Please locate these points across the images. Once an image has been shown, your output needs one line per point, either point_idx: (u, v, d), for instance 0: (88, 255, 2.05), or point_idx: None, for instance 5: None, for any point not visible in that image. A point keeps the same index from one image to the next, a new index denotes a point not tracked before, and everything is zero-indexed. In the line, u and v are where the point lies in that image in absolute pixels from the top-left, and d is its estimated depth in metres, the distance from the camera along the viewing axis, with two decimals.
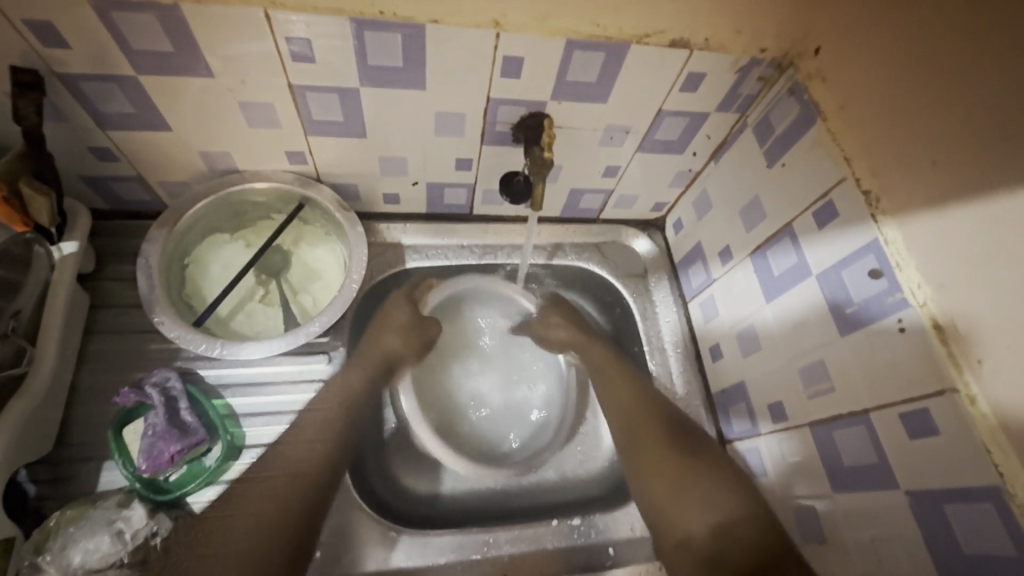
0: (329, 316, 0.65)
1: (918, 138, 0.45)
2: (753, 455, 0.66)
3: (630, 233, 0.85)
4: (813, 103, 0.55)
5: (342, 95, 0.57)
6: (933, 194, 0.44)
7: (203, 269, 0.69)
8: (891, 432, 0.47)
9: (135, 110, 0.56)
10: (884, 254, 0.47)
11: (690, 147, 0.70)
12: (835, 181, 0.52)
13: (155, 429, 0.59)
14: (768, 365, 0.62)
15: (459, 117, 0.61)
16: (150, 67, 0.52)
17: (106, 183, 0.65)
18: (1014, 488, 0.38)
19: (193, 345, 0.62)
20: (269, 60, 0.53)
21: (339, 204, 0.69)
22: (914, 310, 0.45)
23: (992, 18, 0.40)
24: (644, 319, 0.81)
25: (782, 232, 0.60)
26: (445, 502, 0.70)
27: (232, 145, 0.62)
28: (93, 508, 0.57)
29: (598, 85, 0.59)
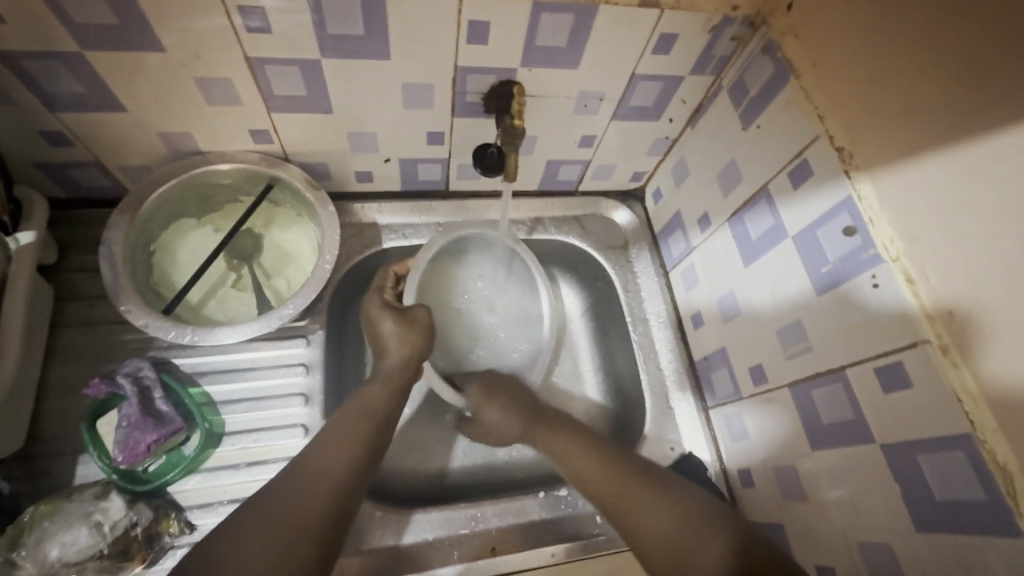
0: (303, 298, 0.64)
1: (887, 90, 0.45)
2: (735, 418, 0.66)
3: (610, 204, 0.84)
4: (786, 61, 0.54)
5: (303, 67, 0.55)
6: (905, 147, 0.43)
7: (171, 256, 0.67)
8: (867, 388, 0.48)
9: (85, 89, 0.53)
10: (857, 211, 0.47)
11: (666, 113, 0.69)
12: (810, 140, 0.52)
13: (130, 420, 0.57)
14: (747, 329, 0.63)
15: (428, 89, 0.60)
16: (95, 43, 0.49)
17: (64, 169, 0.62)
18: (984, 436, 0.39)
19: (163, 333, 0.60)
20: (222, 33, 0.50)
21: (308, 183, 0.67)
22: (887, 266, 0.45)
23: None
24: (626, 290, 0.80)
25: (758, 194, 0.59)
26: (449, 479, 0.73)
27: (192, 125, 0.60)
28: (68, 501, 0.55)
29: (569, 50, 0.57)
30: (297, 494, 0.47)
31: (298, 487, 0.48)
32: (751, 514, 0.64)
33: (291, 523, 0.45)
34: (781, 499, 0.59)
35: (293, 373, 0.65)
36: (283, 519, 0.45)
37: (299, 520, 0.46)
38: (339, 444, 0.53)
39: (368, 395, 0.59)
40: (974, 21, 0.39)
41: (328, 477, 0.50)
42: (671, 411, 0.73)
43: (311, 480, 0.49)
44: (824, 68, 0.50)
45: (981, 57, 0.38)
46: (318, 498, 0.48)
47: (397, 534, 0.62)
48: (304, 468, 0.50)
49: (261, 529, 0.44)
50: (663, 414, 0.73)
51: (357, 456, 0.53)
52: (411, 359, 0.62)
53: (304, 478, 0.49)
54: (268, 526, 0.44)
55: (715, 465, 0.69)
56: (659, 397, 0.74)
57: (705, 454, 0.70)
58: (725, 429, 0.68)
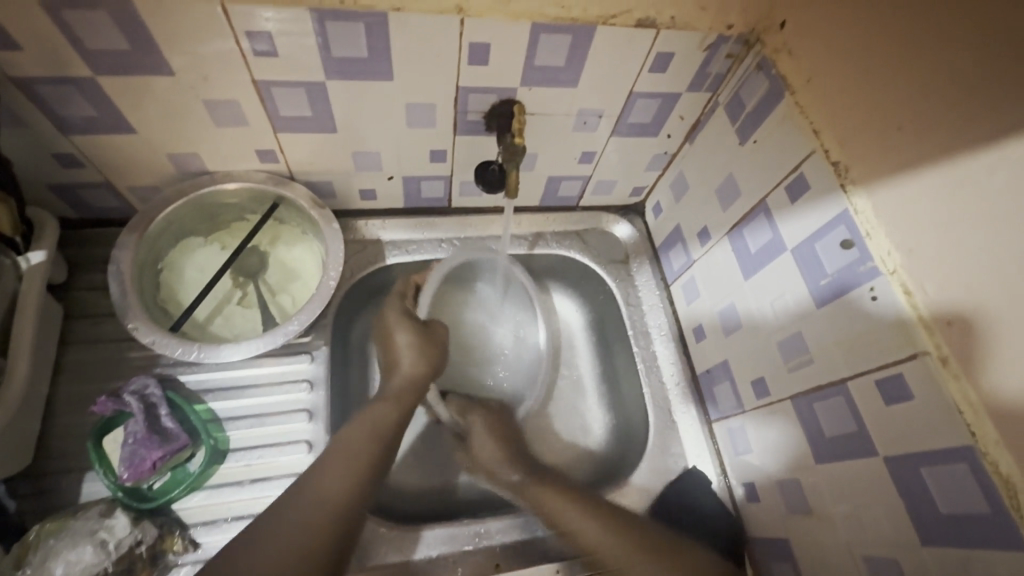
0: (308, 314, 0.64)
1: (880, 106, 0.46)
2: (738, 431, 0.66)
3: (611, 219, 0.85)
4: (780, 77, 0.55)
5: (309, 89, 0.56)
6: (902, 159, 0.44)
7: (178, 274, 0.68)
8: (868, 401, 0.48)
9: (97, 113, 0.55)
10: (854, 224, 0.48)
11: (664, 129, 0.70)
12: (805, 154, 0.53)
13: (135, 437, 0.58)
14: (749, 341, 0.63)
15: (430, 108, 0.61)
16: (108, 69, 0.51)
17: (75, 190, 0.64)
18: (986, 448, 0.39)
19: (169, 349, 0.61)
20: (231, 58, 0.52)
21: (313, 201, 0.69)
22: (885, 278, 0.45)
23: None
24: (627, 304, 0.81)
25: (756, 209, 0.60)
26: (452, 495, 0.73)
27: (200, 145, 0.61)
28: (74, 519, 0.55)
29: (568, 69, 0.58)
30: (297, 526, 0.47)
31: (298, 518, 0.47)
32: (756, 529, 0.64)
33: (292, 557, 0.45)
34: (785, 512, 0.59)
35: (297, 389, 0.66)
36: (281, 553, 0.45)
37: (298, 556, 0.45)
38: (342, 472, 0.52)
39: (381, 418, 0.59)
40: (971, 37, 0.40)
41: (328, 508, 0.49)
42: (674, 424, 0.73)
43: (311, 511, 0.48)
44: (819, 84, 0.51)
45: (977, 72, 0.39)
46: (318, 532, 0.47)
47: (401, 550, 0.62)
48: (304, 496, 0.49)
49: (260, 564, 0.44)
50: (666, 428, 0.73)
51: (360, 486, 0.52)
52: (420, 379, 0.65)
53: (304, 508, 0.48)
54: (266, 561, 0.44)
55: (719, 478, 0.69)
56: (663, 410, 0.74)
57: (710, 468, 0.70)
58: (729, 443, 0.68)
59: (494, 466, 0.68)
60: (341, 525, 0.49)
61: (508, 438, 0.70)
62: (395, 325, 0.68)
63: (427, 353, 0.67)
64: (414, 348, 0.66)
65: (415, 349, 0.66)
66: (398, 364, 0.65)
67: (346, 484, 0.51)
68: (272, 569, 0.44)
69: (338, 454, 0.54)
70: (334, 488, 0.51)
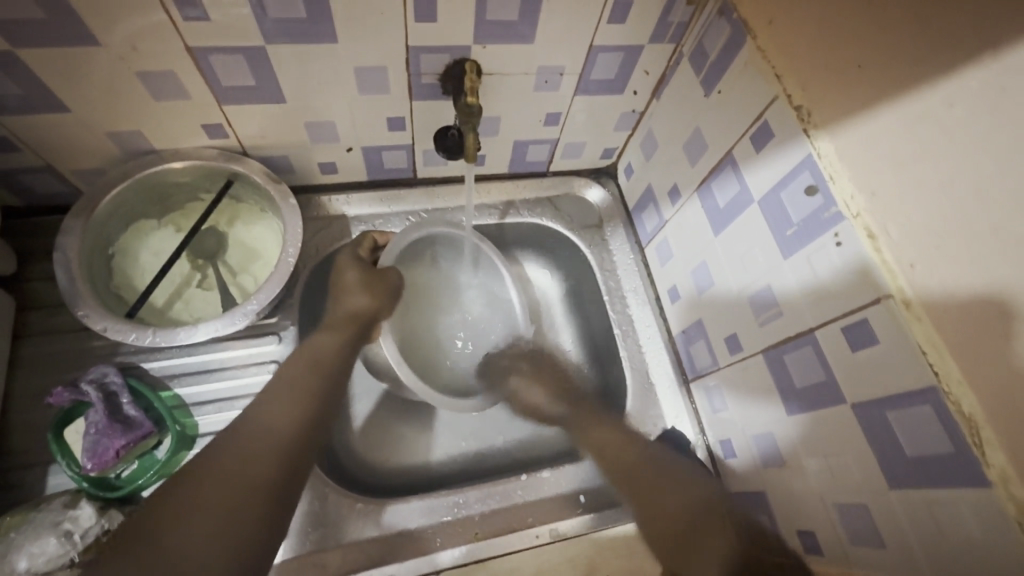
0: (267, 293, 0.62)
1: (841, 44, 0.43)
2: (714, 391, 0.66)
3: (582, 183, 0.83)
4: (741, 21, 0.52)
5: (249, 55, 0.53)
6: (865, 96, 0.42)
7: (131, 259, 0.65)
8: (835, 349, 0.47)
9: (24, 91, 0.52)
10: (818, 169, 0.46)
11: (630, 85, 0.67)
12: (769, 101, 0.51)
13: (97, 426, 0.56)
14: (721, 298, 0.62)
15: (381, 72, 0.58)
16: (27, 40, 0.47)
17: (15, 177, 0.61)
18: (949, 387, 0.38)
19: (122, 336, 0.58)
20: (159, 27, 0.49)
21: (269, 176, 0.66)
22: (849, 223, 0.44)
23: None
24: (602, 268, 0.80)
25: (723, 161, 0.58)
26: (433, 467, 0.73)
27: (142, 122, 0.58)
28: (37, 511, 0.53)
29: (522, 23, 0.56)
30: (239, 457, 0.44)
31: (244, 450, 0.45)
32: (734, 484, 0.64)
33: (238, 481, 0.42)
34: (761, 465, 0.59)
35: (265, 370, 0.65)
36: (225, 480, 0.42)
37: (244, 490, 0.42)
38: (282, 407, 0.50)
39: (320, 346, 0.58)
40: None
41: (276, 436, 0.47)
42: (652, 389, 0.73)
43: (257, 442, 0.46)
44: (782, 25, 0.49)
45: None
46: (266, 458, 0.45)
47: (377, 524, 0.61)
48: (248, 429, 0.47)
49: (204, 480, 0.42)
50: (643, 391, 0.73)
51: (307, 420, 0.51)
52: (361, 312, 0.63)
53: (247, 437, 0.46)
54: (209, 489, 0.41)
55: (697, 437, 0.69)
56: (639, 373, 0.74)
57: (689, 430, 0.69)
58: (706, 402, 0.68)
59: (540, 406, 0.72)
60: (294, 451, 0.47)
61: (548, 380, 0.73)
62: (344, 264, 0.65)
63: (377, 291, 0.65)
64: (361, 285, 0.64)
65: (366, 283, 0.64)
66: (341, 297, 0.64)
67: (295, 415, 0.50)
68: (218, 495, 0.41)
69: (281, 385, 0.52)
70: (280, 420, 0.48)
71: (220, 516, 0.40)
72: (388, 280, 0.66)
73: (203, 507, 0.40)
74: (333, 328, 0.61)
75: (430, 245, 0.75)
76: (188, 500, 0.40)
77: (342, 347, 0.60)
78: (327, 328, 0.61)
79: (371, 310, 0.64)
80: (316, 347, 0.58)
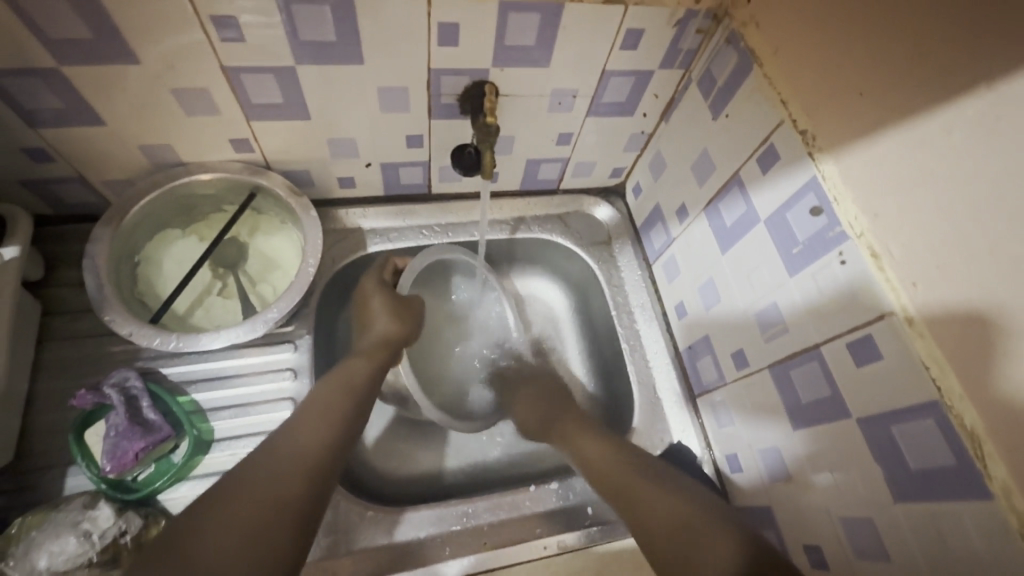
0: (287, 301, 0.64)
1: (844, 73, 0.46)
2: (721, 407, 0.67)
3: (591, 201, 0.85)
4: (748, 50, 0.55)
5: (279, 75, 0.56)
6: (868, 122, 0.44)
7: (155, 267, 0.67)
8: (840, 365, 0.48)
9: (64, 105, 0.54)
10: (822, 191, 0.48)
11: (640, 108, 0.70)
12: (774, 125, 0.53)
13: (117, 429, 0.57)
14: (729, 314, 0.63)
15: (403, 92, 0.61)
16: (71, 57, 0.50)
17: (48, 186, 0.63)
18: (952, 402, 0.39)
19: (147, 340, 0.60)
20: (196, 46, 0.52)
21: (291, 190, 0.68)
22: (852, 242, 0.46)
23: None
24: (611, 284, 0.81)
25: (730, 182, 0.61)
26: (443, 478, 0.74)
27: (172, 136, 0.61)
28: (57, 511, 0.55)
29: (539, 48, 0.58)
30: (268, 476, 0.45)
31: (272, 469, 0.46)
32: (740, 498, 0.64)
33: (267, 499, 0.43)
34: (768, 480, 0.60)
35: (281, 378, 0.66)
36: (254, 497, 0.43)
37: (271, 510, 0.43)
38: (312, 427, 0.51)
39: (355, 371, 0.59)
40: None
41: (304, 456, 0.48)
42: (659, 404, 0.74)
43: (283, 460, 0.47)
44: (786, 54, 0.51)
45: (939, 28, 0.38)
46: (292, 475, 0.46)
47: (387, 532, 0.62)
48: (280, 450, 0.48)
49: (233, 496, 0.43)
50: (651, 406, 0.74)
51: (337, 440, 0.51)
52: (392, 338, 0.65)
53: (276, 457, 0.47)
54: (237, 505, 0.42)
55: (703, 453, 0.70)
56: (647, 388, 0.75)
57: (695, 445, 0.70)
58: (713, 418, 0.69)
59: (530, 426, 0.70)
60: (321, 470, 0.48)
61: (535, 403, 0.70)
62: (369, 292, 0.68)
63: (403, 317, 0.67)
64: (388, 311, 0.66)
65: (391, 310, 0.67)
66: (372, 324, 0.66)
67: (323, 435, 0.51)
68: (247, 511, 0.42)
69: (313, 405, 0.53)
70: (306, 441, 0.49)
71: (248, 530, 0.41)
72: (410, 309, 0.69)
73: (233, 522, 0.41)
74: (366, 353, 0.62)
75: (443, 266, 0.79)
76: (213, 519, 0.41)
77: (372, 375, 0.60)
78: (362, 354, 0.62)
79: (398, 336, 0.66)
80: (352, 373, 0.59)
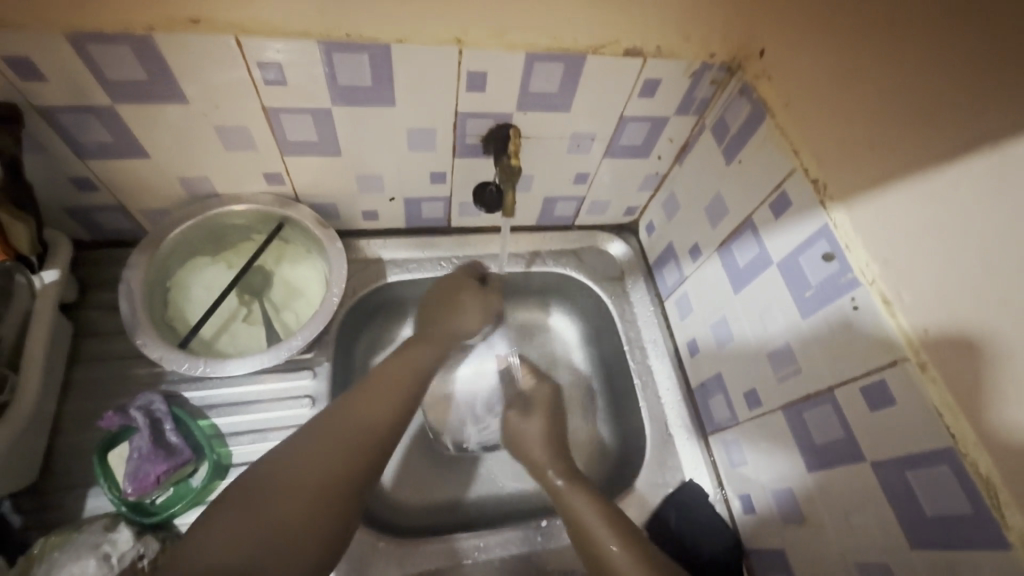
0: (310, 329, 0.66)
1: (854, 127, 0.48)
2: (733, 445, 0.67)
3: (605, 237, 0.88)
4: (761, 101, 0.58)
5: (316, 115, 0.59)
6: (878, 174, 0.46)
7: (185, 293, 0.70)
8: (853, 408, 0.49)
9: (113, 139, 0.58)
10: (834, 238, 0.50)
11: (655, 151, 0.73)
12: (787, 172, 0.55)
13: (141, 451, 0.59)
14: (741, 354, 0.64)
15: (430, 132, 0.64)
16: (126, 96, 0.54)
17: (89, 213, 0.67)
18: (966, 448, 0.40)
19: (175, 364, 0.62)
20: (242, 88, 0.55)
21: (318, 221, 0.71)
22: (864, 289, 0.47)
23: (900, 22, 0.44)
24: (623, 319, 0.83)
25: (743, 225, 0.63)
26: (452, 510, 0.74)
27: (209, 169, 0.64)
28: (79, 533, 0.56)
29: (561, 95, 0.62)
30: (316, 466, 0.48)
31: (321, 458, 0.49)
32: (754, 540, 0.64)
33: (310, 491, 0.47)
34: (781, 522, 0.60)
35: (300, 404, 0.67)
36: (299, 487, 0.47)
37: (308, 502, 0.46)
38: (377, 407, 0.54)
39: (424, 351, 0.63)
40: (951, 49, 0.40)
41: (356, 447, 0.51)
42: (671, 440, 0.74)
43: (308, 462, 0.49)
44: (798, 107, 0.54)
45: (950, 86, 0.41)
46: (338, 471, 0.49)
47: (398, 564, 0.62)
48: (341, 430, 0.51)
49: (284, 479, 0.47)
50: (663, 442, 0.74)
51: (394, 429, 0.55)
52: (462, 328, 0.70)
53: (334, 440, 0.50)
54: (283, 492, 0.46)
55: (715, 492, 0.70)
56: (659, 424, 0.75)
57: (707, 484, 0.70)
58: (725, 457, 0.69)
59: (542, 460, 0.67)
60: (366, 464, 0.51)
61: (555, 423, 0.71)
62: (462, 283, 0.73)
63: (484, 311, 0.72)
64: (477, 304, 0.72)
65: (477, 303, 0.72)
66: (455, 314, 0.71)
67: (375, 427, 0.53)
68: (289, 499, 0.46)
69: (380, 382, 0.57)
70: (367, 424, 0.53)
71: (287, 515, 0.45)
72: (491, 303, 0.74)
73: (277, 506, 0.46)
74: (438, 339, 0.67)
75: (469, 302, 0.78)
76: (264, 496, 0.46)
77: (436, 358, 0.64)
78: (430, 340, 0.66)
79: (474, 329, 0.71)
80: (421, 357, 0.63)
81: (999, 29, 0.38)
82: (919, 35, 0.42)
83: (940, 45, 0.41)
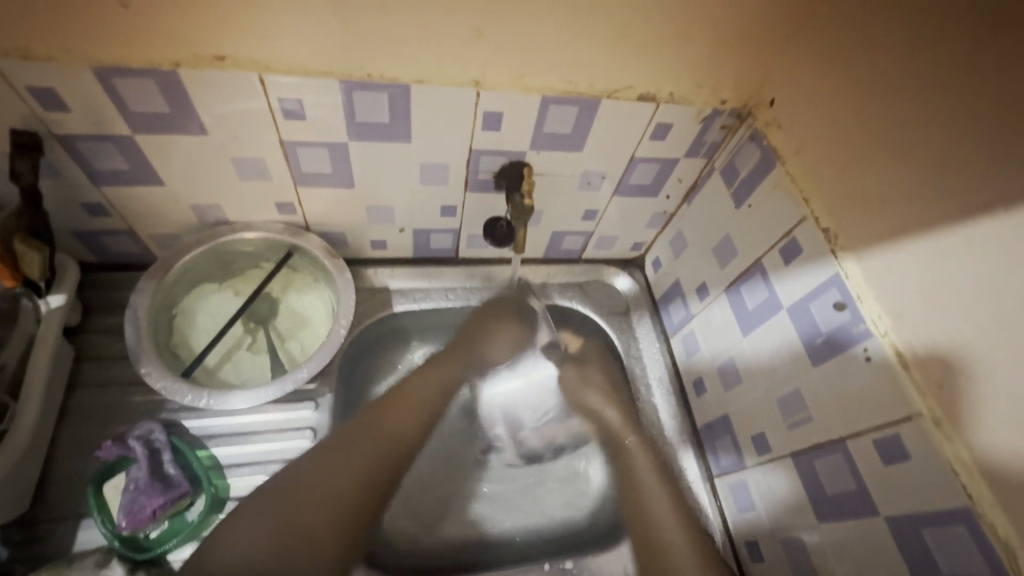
0: (317, 361, 0.65)
1: (864, 181, 0.49)
2: (740, 489, 0.66)
3: (611, 271, 0.87)
4: (772, 148, 0.59)
5: (331, 149, 0.60)
6: (889, 228, 0.47)
7: (191, 320, 0.70)
8: (866, 460, 0.49)
9: (130, 166, 0.58)
10: (845, 288, 0.50)
11: (664, 190, 0.74)
12: (797, 220, 0.56)
13: (137, 483, 0.58)
14: (749, 397, 0.64)
15: (443, 167, 0.64)
16: (145, 127, 0.54)
17: (98, 237, 0.66)
18: (983, 510, 0.40)
19: (179, 395, 0.62)
20: (261, 122, 0.56)
21: (327, 251, 0.71)
22: (878, 340, 0.47)
23: (910, 83, 0.45)
24: (628, 355, 0.82)
25: (752, 267, 0.63)
26: (450, 547, 0.72)
27: (221, 197, 0.64)
28: (69, 568, 0.55)
29: (574, 135, 0.63)
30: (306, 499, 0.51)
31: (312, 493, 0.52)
32: None
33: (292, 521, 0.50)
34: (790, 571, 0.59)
35: (301, 437, 0.66)
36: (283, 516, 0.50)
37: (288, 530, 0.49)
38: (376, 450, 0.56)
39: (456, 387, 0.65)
40: (966, 111, 0.41)
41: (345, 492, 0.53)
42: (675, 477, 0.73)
43: (335, 479, 0.53)
44: (809, 156, 0.55)
45: (964, 146, 0.41)
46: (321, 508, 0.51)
47: None
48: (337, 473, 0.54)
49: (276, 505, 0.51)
50: None
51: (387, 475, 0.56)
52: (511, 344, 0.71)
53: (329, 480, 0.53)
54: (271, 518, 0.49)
55: (722, 536, 0.68)
56: None
57: (713, 528, 0.69)
58: (731, 499, 0.68)
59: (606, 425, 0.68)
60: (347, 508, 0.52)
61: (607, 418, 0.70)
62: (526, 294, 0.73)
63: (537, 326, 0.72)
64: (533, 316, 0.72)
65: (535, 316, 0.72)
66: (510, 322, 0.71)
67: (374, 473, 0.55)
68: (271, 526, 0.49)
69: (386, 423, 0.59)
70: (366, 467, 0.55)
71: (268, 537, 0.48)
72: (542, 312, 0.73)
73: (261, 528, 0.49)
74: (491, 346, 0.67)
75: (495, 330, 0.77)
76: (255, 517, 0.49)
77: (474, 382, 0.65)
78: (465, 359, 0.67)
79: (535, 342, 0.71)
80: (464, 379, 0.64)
81: (1012, 96, 0.39)
82: (932, 97, 0.43)
83: (949, 107, 0.42)
